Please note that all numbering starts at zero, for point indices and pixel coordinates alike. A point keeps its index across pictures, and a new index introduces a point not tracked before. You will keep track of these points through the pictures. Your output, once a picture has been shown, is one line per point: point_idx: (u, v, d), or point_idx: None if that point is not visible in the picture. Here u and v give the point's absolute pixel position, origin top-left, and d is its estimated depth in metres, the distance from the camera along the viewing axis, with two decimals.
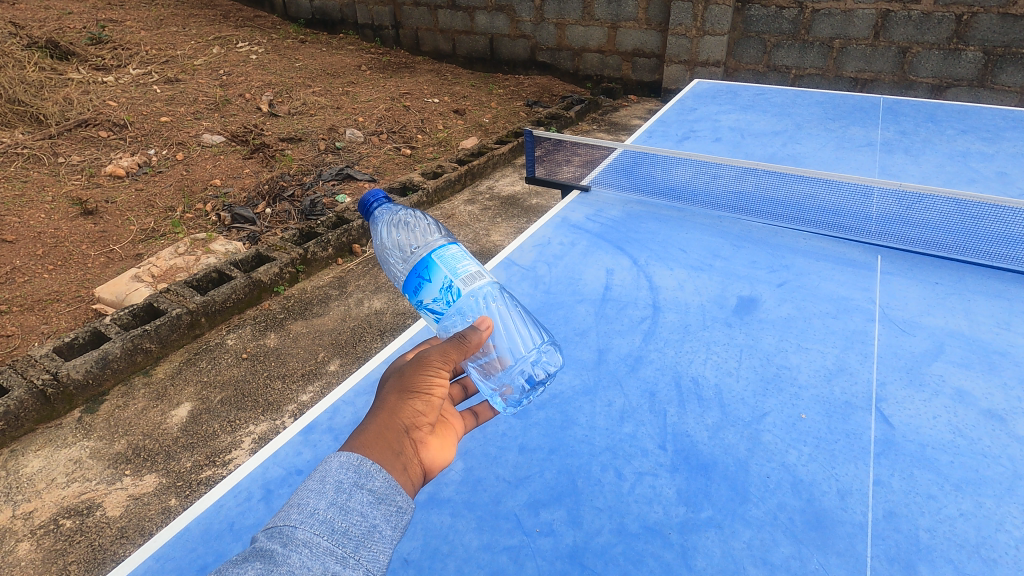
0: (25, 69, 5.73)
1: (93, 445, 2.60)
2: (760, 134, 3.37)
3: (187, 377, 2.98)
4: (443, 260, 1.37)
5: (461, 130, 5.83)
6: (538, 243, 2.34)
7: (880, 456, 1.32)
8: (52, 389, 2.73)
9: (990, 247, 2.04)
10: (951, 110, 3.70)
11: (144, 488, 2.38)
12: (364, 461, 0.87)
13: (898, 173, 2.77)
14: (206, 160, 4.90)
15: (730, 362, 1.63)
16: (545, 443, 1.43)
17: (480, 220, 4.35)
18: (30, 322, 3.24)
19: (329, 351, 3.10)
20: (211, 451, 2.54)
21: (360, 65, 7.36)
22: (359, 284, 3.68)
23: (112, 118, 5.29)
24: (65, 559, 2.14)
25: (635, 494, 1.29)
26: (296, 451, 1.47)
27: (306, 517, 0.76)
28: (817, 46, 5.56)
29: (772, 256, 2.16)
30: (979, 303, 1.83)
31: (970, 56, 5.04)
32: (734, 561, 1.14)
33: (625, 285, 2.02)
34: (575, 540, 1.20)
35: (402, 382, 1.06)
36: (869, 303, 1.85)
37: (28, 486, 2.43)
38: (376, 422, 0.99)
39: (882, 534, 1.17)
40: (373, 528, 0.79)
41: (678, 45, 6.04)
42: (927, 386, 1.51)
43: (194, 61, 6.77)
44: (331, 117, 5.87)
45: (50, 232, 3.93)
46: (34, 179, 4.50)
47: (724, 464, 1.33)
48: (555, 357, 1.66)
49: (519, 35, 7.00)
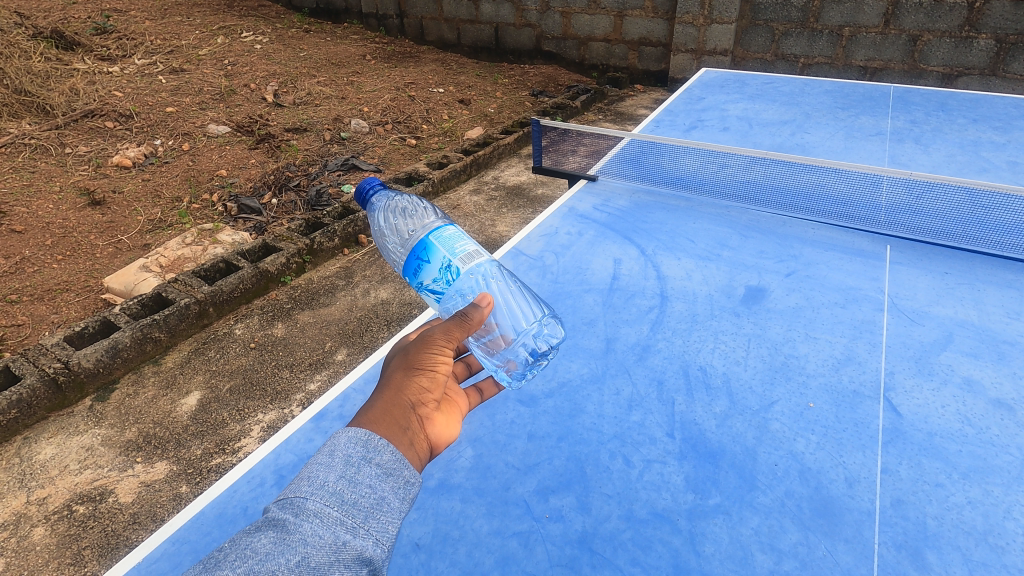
0: (30, 60, 5.74)
1: (104, 432, 2.64)
2: (768, 124, 3.35)
3: (196, 366, 3.01)
4: (440, 241, 1.38)
5: (466, 120, 5.82)
6: (545, 233, 2.34)
7: (888, 445, 1.33)
8: (64, 377, 2.75)
9: (1000, 236, 2.02)
10: (962, 99, 3.66)
11: (155, 475, 2.42)
12: (372, 436, 0.88)
13: (907, 163, 2.75)
14: (212, 150, 4.91)
15: (737, 351, 1.63)
16: (554, 430, 1.44)
17: (486, 211, 4.35)
18: (40, 312, 3.27)
19: (337, 341, 3.12)
20: (221, 439, 2.57)
21: (365, 54, 7.33)
22: (365, 274, 3.69)
23: (117, 108, 5.30)
24: (79, 544, 2.17)
25: (644, 481, 1.30)
26: (307, 438, 1.49)
27: (317, 488, 0.77)
28: (826, 34, 5.51)
29: (780, 246, 2.15)
30: (989, 293, 1.82)
31: (982, 43, 4.97)
32: (742, 547, 1.15)
33: (633, 275, 2.02)
34: (584, 525, 1.21)
35: (408, 360, 1.07)
36: (878, 293, 1.84)
37: (41, 472, 2.46)
38: (383, 398, 1.00)
39: (890, 522, 1.17)
40: (382, 500, 0.80)
41: (685, 34, 5.99)
42: (936, 375, 1.51)
43: (198, 51, 6.76)
44: (336, 107, 5.87)
45: (58, 223, 3.96)
46: (42, 170, 4.52)
47: (731, 451, 1.34)
48: (556, 330, 1.74)
49: (524, 24, 6.95)
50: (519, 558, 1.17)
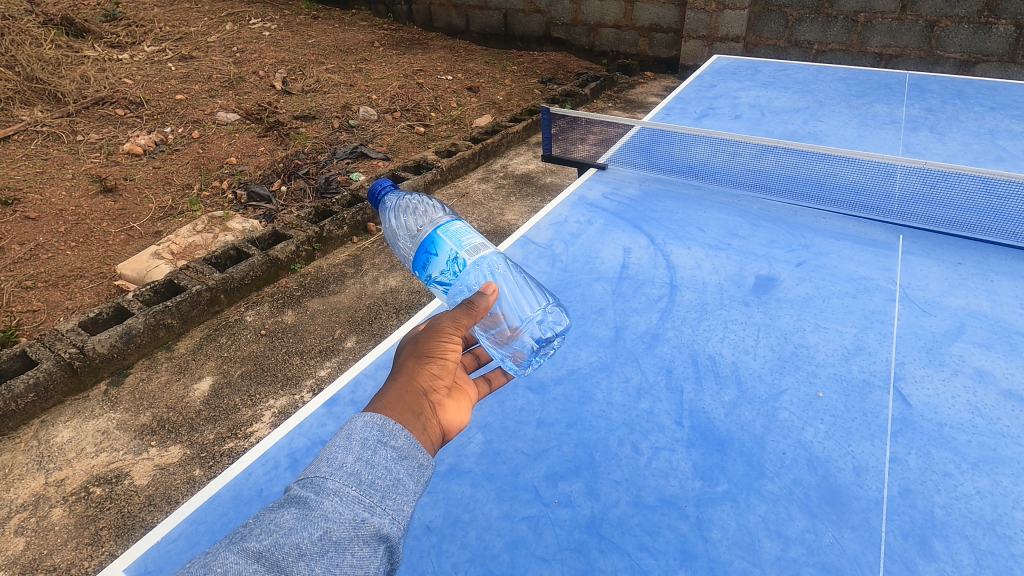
0: (41, 47, 5.73)
1: (119, 417, 2.68)
2: (780, 112, 3.32)
3: (209, 352, 3.05)
4: (448, 234, 1.39)
5: (475, 108, 5.79)
6: (555, 222, 2.34)
7: (897, 435, 1.33)
8: (79, 362, 2.80)
9: (1014, 226, 2.00)
10: (979, 86, 3.59)
11: (169, 459, 2.46)
12: (387, 420, 0.89)
13: (921, 151, 2.72)
14: (221, 138, 4.93)
15: (747, 341, 1.63)
16: (563, 418, 1.45)
17: (494, 199, 4.34)
18: (55, 297, 3.31)
19: (346, 329, 3.14)
20: (233, 425, 2.61)
21: (373, 41, 7.29)
22: (373, 263, 3.70)
23: (127, 96, 5.32)
24: (97, 524, 2.22)
25: (652, 468, 1.31)
26: (320, 422, 1.51)
27: (336, 469, 0.79)
28: (840, 20, 5.42)
29: (791, 236, 2.14)
30: (1003, 284, 1.80)
31: (1001, 30, 4.88)
32: (749, 533, 1.16)
33: (642, 264, 2.02)
34: (592, 510, 1.23)
35: (419, 348, 1.09)
36: (889, 282, 1.83)
37: (58, 455, 2.51)
38: (396, 385, 1.01)
39: (897, 510, 1.18)
40: (398, 481, 0.82)
41: (697, 20, 5.94)
42: (947, 366, 1.50)
43: (207, 38, 6.77)
44: (345, 95, 5.86)
45: (71, 209, 4.00)
46: (55, 157, 4.55)
47: (739, 440, 1.35)
48: (561, 318, 1.75)
49: (534, 10, 6.89)
50: (529, 542, 1.18)
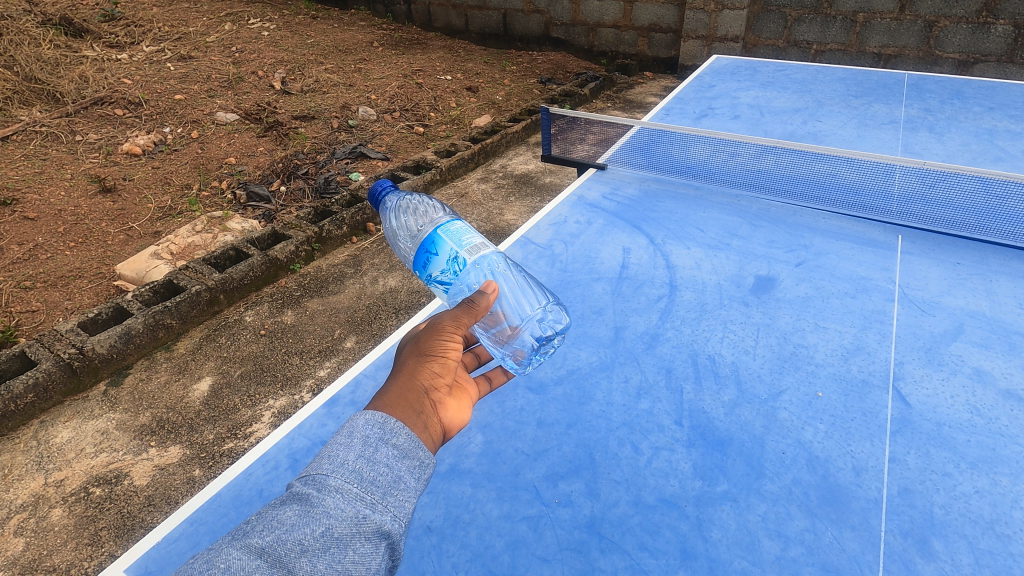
0: (39, 47, 5.72)
1: (119, 417, 2.68)
2: (779, 112, 3.32)
3: (209, 352, 3.05)
4: (448, 234, 1.39)
5: (474, 108, 5.80)
6: (555, 222, 2.34)
7: (896, 434, 1.33)
8: (78, 362, 2.80)
9: (1013, 227, 2.00)
10: (978, 86, 3.60)
11: (168, 459, 2.46)
12: (388, 418, 0.89)
13: (920, 152, 2.72)
14: (220, 139, 4.93)
15: (747, 341, 1.64)
16: (563, 418, 1.45)
17: (494, 199, 4.34)
18: (54, 297, 3.31)
19: (346, 329, 3.14)
20: (233, 425, 2.61)
21: (372, 41, 7.29)
22: (373, 263, 3.71)
23: (127, 96, 5.32)
24: (96, 525, 2.22)
25: (652, 468, 1.31)
26: (320, 422, 1.51)
27: (337, 466, 0.79)
28: (839, 20, 5.43)
29: (790, 235, 2.14)
30: (1002, 283, 1.81)
31: (1000, 30, 4.89)
32: (749, 533, 1.17)
33: (642, 264, 2.03)
34: (592, 510, 1.23)
35: (419, 346, 1.09)
36: (888, 282, 1.84)
37: (58, 455, 2.51)
38: (397, 384, 1.01)
39: (896, 510, 1.18)
40: (399, 479, 0.82)
41: (696, 20, 5.94)
42: (946, 366, 1.50)
43: (206, 38, 6.77)
44: (344, 94, 5.85)
45: (71, 210, 3.99)
46: (54, 158, 4.54)
47: (739, 440, 1.35)
48: (562, 317, 1.76)
49: (533, 10, 6.89)
50: (529, 541, 1.18)
